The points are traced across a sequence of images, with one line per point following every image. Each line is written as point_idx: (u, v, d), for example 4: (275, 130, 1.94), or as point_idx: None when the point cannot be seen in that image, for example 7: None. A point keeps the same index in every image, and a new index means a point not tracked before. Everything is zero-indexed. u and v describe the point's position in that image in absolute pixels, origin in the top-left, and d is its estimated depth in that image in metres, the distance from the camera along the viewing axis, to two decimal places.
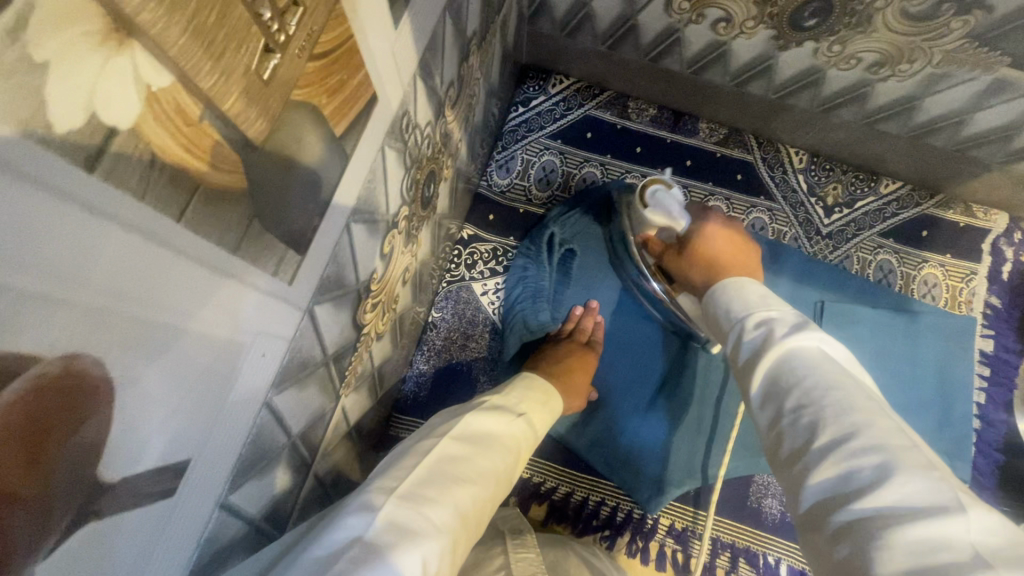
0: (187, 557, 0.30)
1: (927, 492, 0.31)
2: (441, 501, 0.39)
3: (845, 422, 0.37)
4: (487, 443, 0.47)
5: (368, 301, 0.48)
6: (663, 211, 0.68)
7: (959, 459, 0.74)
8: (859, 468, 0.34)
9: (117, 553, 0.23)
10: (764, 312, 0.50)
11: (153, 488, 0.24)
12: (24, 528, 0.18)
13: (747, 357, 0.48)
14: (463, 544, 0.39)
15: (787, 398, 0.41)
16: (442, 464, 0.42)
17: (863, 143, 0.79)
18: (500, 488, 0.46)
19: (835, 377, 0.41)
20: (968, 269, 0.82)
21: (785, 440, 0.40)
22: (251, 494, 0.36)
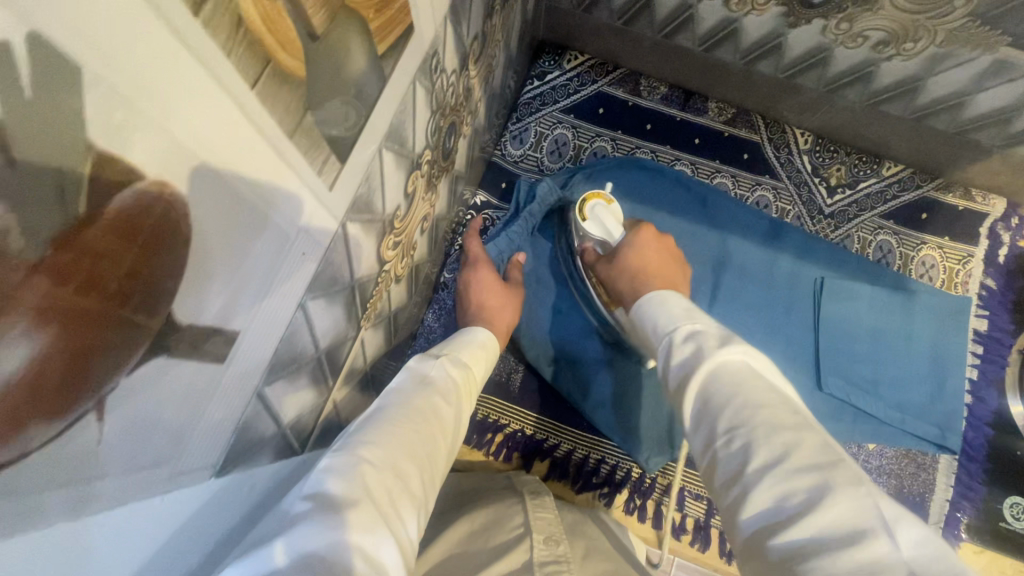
0: (226, 433, 0.33)
1: (855, 513, 0.32)
2: (384, 443, 0.40)
3: (776, 443, 0.37)
4: (431, 393, 0.50)
5: (391, 237, 0.50)
6: (602, 226, 0.70)
7: (952, 431, 0.76)
8: (790, 493, 0.34)
9: (171, 403, 0.26)
10: (690, 325, 0.51)
11: (193, 376, 0.27)
12: (112, 338, 0.20)
13: (676, 375, 0.48)
14: (414, 474, 0.40)
15: (716, 420, 0.42)
16: (375, 416, 0.44)
17: (868, 124, 0.81)
18: (447, 438, 0.48)
19: (761, 395, 0.42)
20: (965, 251, 0.84)
21: (719, 463, 0.40)
22: (282, 396, 0.39)
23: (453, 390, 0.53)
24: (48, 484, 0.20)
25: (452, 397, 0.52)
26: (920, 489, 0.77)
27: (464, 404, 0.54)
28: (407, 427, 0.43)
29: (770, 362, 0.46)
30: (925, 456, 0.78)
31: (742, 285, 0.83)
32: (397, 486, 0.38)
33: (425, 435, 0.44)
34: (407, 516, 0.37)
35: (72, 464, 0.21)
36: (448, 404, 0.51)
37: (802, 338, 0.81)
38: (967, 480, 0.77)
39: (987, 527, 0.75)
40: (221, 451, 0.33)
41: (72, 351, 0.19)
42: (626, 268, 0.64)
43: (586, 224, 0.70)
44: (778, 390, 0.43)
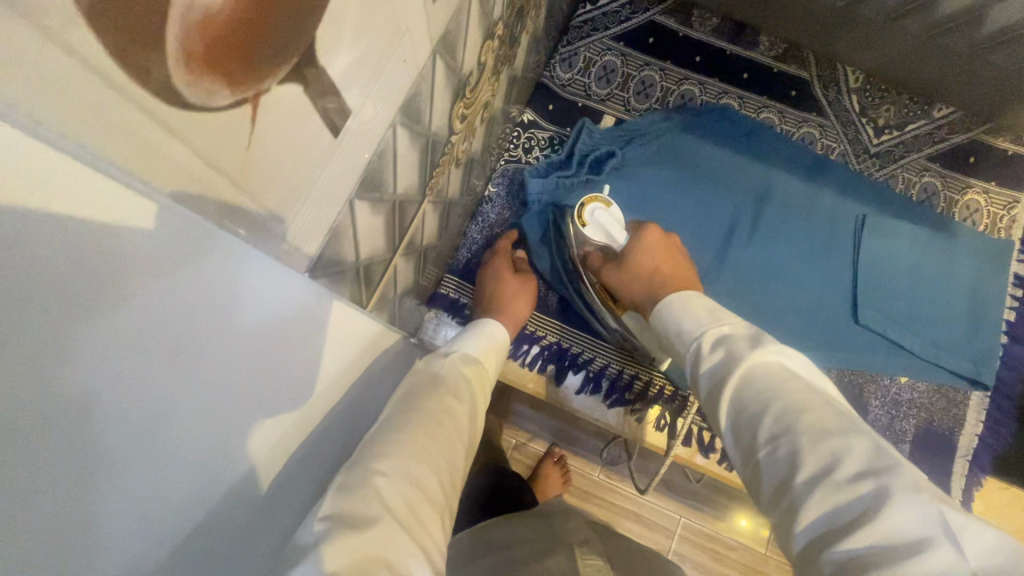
0: (325, 228, 0.34)
1: (915, 520, 0.33)
2: (401, 455, 0.42)
3: (823, 450, 0.38)
4: (451, 393, 0.51)
5: (462, 106, 0.51)
6: (601, 228, 0.71)
7: (985, 366, 0.77)
8: (845, 497, 0.35)
9: (301, 148, 0.28)
10: (718, 330, 0.51)
11: (263, 198, 0.27)
12: (278, 35, 0.21)
13: (708, 381, 0.48)
14: (431, 480, 0.43)
15: (759, 430, 0.42)
16: (389, 425, 0.45)
17: (923, 59, 0.80)
18: (464, 437, 0.49)
19: (800, 397, 0.42)
20: (1011, 197, 0.84)
21: (763, 471, 0.41)
22: (364, 222, 0.40)
23: (466, 390, 0.54)
24: (206, 150, 0.22)
25: (470, 390, 0.54)
26: (947, 424, 0.77)
27: (476, 401, 0.55)
28: (423, 431, 0.45)
29: (809, 359, 0.47)
30: (958, 393, 0.78)
31: (785, 217, 0.83)
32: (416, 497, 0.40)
33: (444, 442, 0.46)
34: (424, 523, 0.40)
35: (228, 145, 0.23)
36: (462, 402, 0.51)
37: (842, 273, 0.82)
38: (998, 416, 0.77)
39: (1013, 465, 0.76)
40: (318, 246, 0.34)
41: (247, 21, 0.20)
42: (636, 270, 0.66)
43: (586, 228, 0.70)
44: (818, 392, 0.43)
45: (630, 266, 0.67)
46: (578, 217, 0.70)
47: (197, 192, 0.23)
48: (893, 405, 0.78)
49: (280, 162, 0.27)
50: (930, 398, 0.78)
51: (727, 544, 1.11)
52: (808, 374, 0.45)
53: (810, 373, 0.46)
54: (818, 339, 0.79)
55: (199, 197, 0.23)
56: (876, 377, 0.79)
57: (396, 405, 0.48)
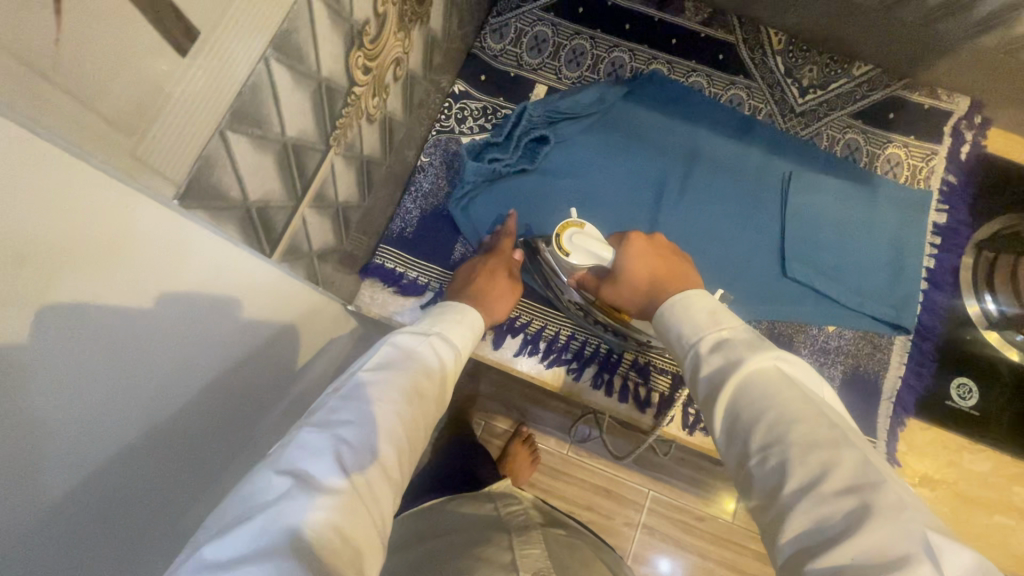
0: (195, 154, 0.35)
1: (897, 536, 0.33)
2: (369, 424, 0.45)
3: (812, 461, 0.38)
4: (425, 371, 0.53)
5: (362, 57, 0.52)
6: (586, 252, 0.68)
7: (906, 311, 0.80)
8: (830, 514, 0.35)
9: (138, 61, 0.28)
10: (716, 334, 0.50)
11: (101, 109, 0.27)
12: None
13: (705, 389, 0.48)
14: (394, 455, 0.45)
15: (751, 438, 0.42)
16: (360, 392, 0.47)
17: (837, 18, 0.83)
18: (432, 407, 0.52)
19: (795, 407, 0.42)
20: (929, 149, 0.86)
21: (753, 479, 0.41)
22: (246, 159, 0.41)
23: (443, 366, 0.55)
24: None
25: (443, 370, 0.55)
26: (873, 369, 0.79)
27: (452, 378, 0.57)
28: (397, 407, 0.47)
29: (806, 366, 0.46)
30: (883, 338, 0.80)
31: (715, 177, 0.85)
32: (374, 469, 0.42)
33: (411, 412, 0.48)
34: (380, 502, 0.42)
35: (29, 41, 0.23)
36: (435, 377, 0.54)
37: (770, 230, 0.84)
38: (919, 358, 0.80)
39: (935, 405, 0.79)
40: (185, 171, 0.35)
41: None
42: (632, 284, 0.64)
43: (570, 257, 0.68)
44: (812, 397, 0.43)
45: (628, 278, 0.65)
46: (560, 248, 0.68)
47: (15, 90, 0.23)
48: (822, 352, 0.79)
49: (110, 69, 0.27)
50: (857, 345, 0.80)
51: (694, 514, 1.11)
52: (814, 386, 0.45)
53: (811, 384, 0.45)
54: (749, 294, 0.81)
55: (25, 97, 0.24)
56: (806, 327, 0.81)
57: (373, 375, 0.49)
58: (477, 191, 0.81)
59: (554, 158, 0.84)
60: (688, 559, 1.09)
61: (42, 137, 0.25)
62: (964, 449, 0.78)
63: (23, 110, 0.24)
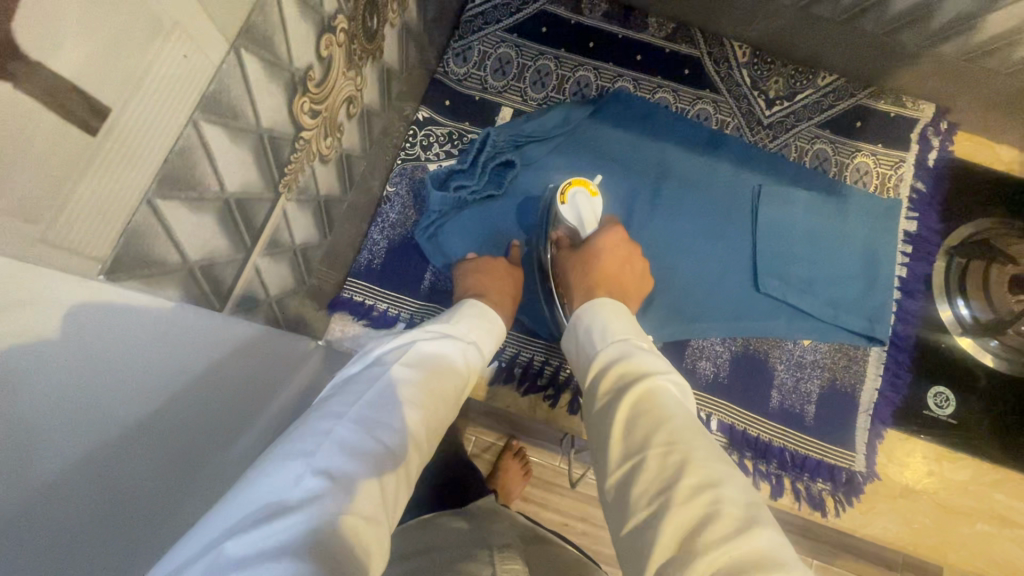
0: (118, 225, 0.34)
1: (771, 546, 0.33)
2: (401, 426, 0.42)
3: (711, 470, 0.38)
4: (450, 372, 0.50)
5: (307, 101, 0.51)
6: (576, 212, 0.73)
7: (880, 322, 0.80)
8: (719, 517, 0.35)
9: (39, 147, 0.27)
10: (637, 343, 0.51)
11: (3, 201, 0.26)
12: None
13: (617, 383, 0.47)
14: (415, 459, 0.43)
15: (653, 434, 0.41)
16: (392, 389, 0.45)
17: (800, 30, 0.83)
18: (453, 412, 0.49)
19: (694, 421, 0.42)
20: (897, 157, 0.86)
21: (643, 471, 0.39)
22: (182, 222, 0.40)
23: (468, 370, 0.53)
24: None
25: (465, 369, 0.53)
26: (849, 380, 0.79)
27: (473, 382, 0.55)
28: (426, 412, 0.45)
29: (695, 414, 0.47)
30: (857, 350, 0.80)
31: (686, 195, 0.85)
32: (399, 473, 0.40)
33: (436, 416, 0.46)
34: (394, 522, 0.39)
35: None
36: (460, 379, 0.51)
37: (742, 245, 0.83)
38: (894, 368, 0.80)
39: (912, 413, 0.79)
40: (110, 247, 0.34)
41: None
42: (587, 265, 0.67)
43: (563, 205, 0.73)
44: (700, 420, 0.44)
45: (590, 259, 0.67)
46: (561, 191, 0.74)
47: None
48: (798, 367, 0.79)
49: (12, 167, 0.26)
50: (832, 357, 0.80)
51: None
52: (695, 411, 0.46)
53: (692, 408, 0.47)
54: (722, 311, 0.81)
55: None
56: (780, 343, 0.80)
57: (401, 370, 0.46)
58: (445, 219, 0.80)
59: (524, 182, 0.83)
60: None
61: None
62: (944, 459, 0.78)
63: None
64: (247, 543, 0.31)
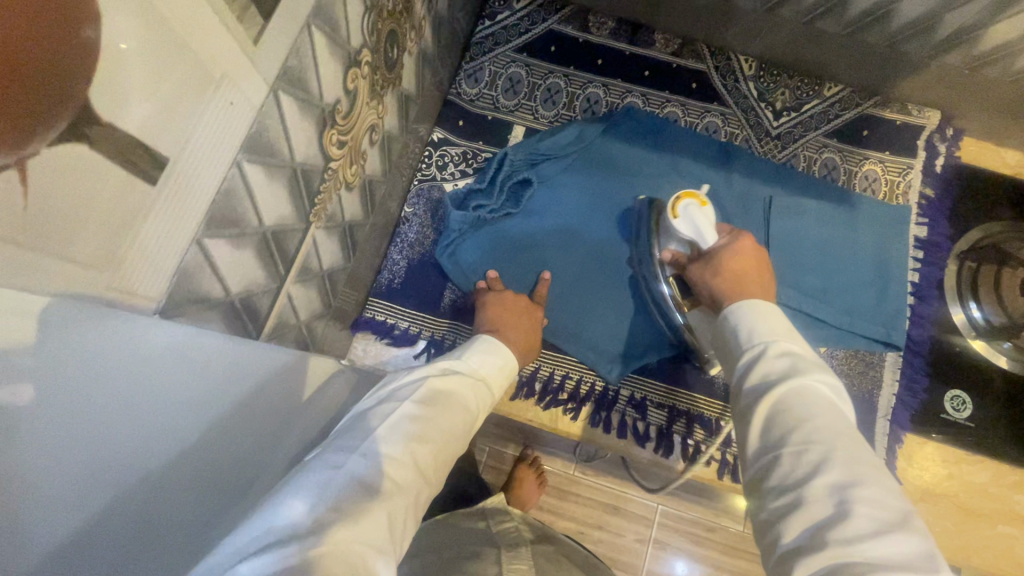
0: (171, 266, 0.35)
1: (909, 550, 0.34)
2: (407, 461, 0.42)
3: (851, 470, 0.39)
4: (457, 408, 0.50)
5: (336, 132, 0.53)
6: (694, 224, 0.71)
7: (895, 328, 0.80)
8: (852, 515, 0.36)
9: (105, 201, 0.29)
10: (785, 343, 0.49)
11: (73, 254, 0.28)
12: (39, 120, 0.23)
13: (756, 380, 0.48)
14: (422, 494, 0.42)
15: (789, 434, 0.42)
16: (403, 421, 0.45)
17: (806, 43, 0.85)
18: (459, 447, 0.49)
19: (840, 426, 0.42)
20: (905, 164, 0.88)
21: (779, 464, 0.42)
22: (225, 259, 0.41)
23: (473, 407, 0.53)
24: None
25: (471, 406, 0.53)
26: (866, 386, 0.80)
27: (479, 421, 0.54)
28: (433, 447, 0.45)
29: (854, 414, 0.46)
30: (873, 356, 0.81)
31: None
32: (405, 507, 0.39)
33: (442, 452, 0.46)
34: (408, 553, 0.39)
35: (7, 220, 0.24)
36: (466, 417, 0.51)
37: None
38: (910, 372, 0.81)
39: (929, 417, 0.80)
40: (165, 287, 0.35)
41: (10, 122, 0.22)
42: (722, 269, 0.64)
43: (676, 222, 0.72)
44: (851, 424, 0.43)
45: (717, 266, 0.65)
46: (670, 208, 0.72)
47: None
48: None
49: (79, 221, 0.27)
50: (848, 364, 0.81)
51: (707, 527, 1.10)
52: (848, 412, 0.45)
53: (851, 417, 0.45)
54: None
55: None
56: None
57: (411, 403, 0.47)
58: (463, 237, 0.82)
59: (541, 199, 0.85)
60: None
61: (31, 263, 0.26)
62: (963, 461, 0.78)
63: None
64: (258, 562, 0.30)
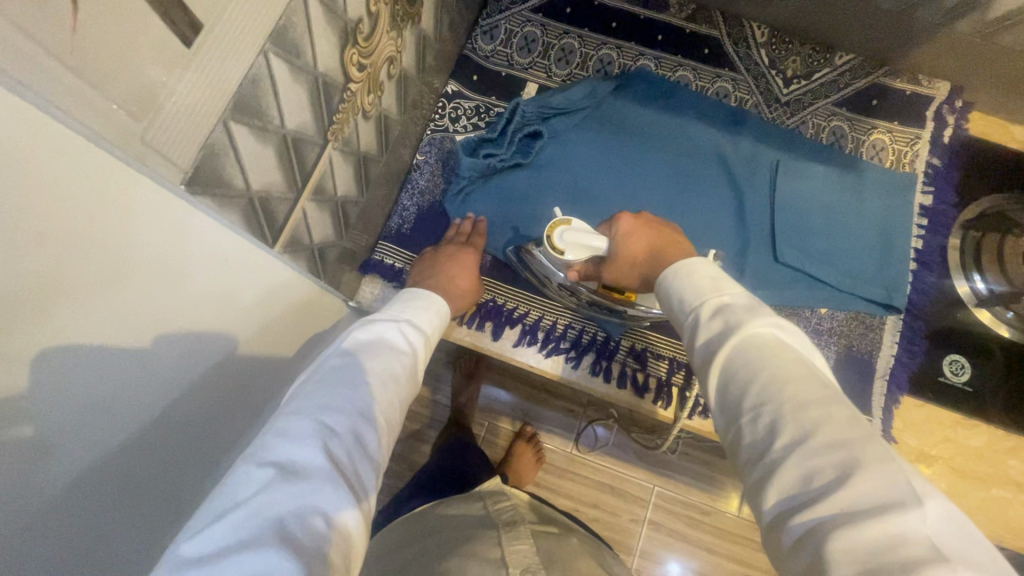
0: (198, 143, 0.37)
1: (889, 487, 0.33)
2: (346, 407, 0.45)
3: (804, 418, 0.38)
4: (391, 354, 0.52)
5: (357, 52, 0.54)
6: (583, 244, 0.68)
7: (897, 291, 0.81)
8: (819, 471, 0.35)
9: (145, 53, 0.30)
10: (718, 298, 0.48)
11: (115, 97, 0.30)
12: None
13: (702, 353, 0.47)
14: (373, 436, 0.45)
15: (742, 399, 0.42)
16: (339, 376, 0.47)
17: (818, 9, 0.86)
18: (403, 387, 0.51)
19: (789, 369, 0.41)
20: (914, 134, 0.88)
21: (742, 437, 0.41)
22: (248, 148, 0.43)
23: (410, 345, 0.55)
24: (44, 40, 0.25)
25: (404, 344, 0.55)
26: (866, 347, 0.81)
27: (422, 358, 0.57)
28: (373, 388, 0.48)
29: (803, 336, 0.46)
30: (873, 318, 0.82)
31: (706, 168, 0.87)
32: (359, 453, 0.43)
33: (380, 389, 0.48)
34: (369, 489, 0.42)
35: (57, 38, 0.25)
36: (401, 358, 0.53)
37: (761, 217, 0.85)
38: (910, 335, 0.81)
39: (928, 381, 0.80)
40: (191, 159, 0.37)
41: None
42: (631, 259, 0.64)
43: (564, 256, 0.68)
44: (807, 363, 0.42)
45: (629, 258, 0.65)
46: (552, 248, 0.69)
47: (27, 70, 0.25)
48: (815, 333, 0.81)
49: (122, 64, 0.29)
50: (849, 326, 0.81)
51: (701, 510, 1.09)
52: (803, 347, 0.45)
53: (807, 352, 0.44)
54: (735, 279, 0.83)
55: (42, 78, 0.26)
56: (798, 310, 0.82)
57: (347, 361, 0.49)
58: (473, 186, 0.83)
59: (555, 155, 0.86)
60: (698, 554, 1.07)
61: (80, 90, 0.28)
62: (959, 425, 0.79)
63: (40, 90, 0.26)
64: (211, 535, 0.34)
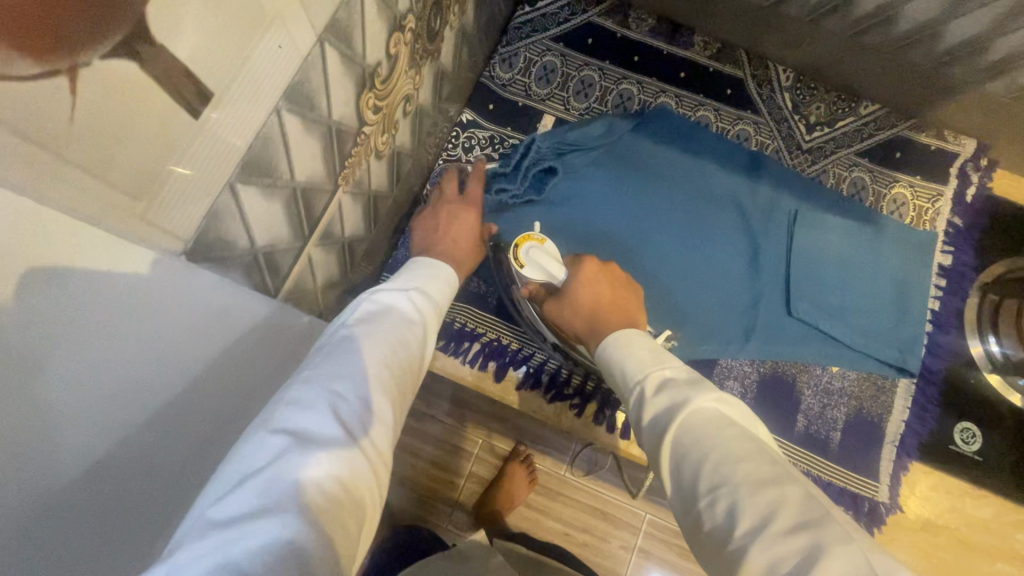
0: (202, 213, 0.35)
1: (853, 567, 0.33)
2: (355, 373, 0.41)
3: (761, 498, 0.38)
4: (399, 322, 0.48)
5: (374, 94, 0.52)
6: (542, 268, 0.70)
7: (911, 354, 0.80)
8: (780, 560, 0.35)
9: (148, 134, 0.28)
10: (659, 372, 0.50)
11: (112, 181, 0.27)
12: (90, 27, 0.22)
13: (650, 431, 0.47)
14: (386, 404, 0.41)
15: (697, 482, 0.42)
16: (347, 345, 0.43)
17: (847, 57, 0.84)
18: (413, 361, 0.47)
19: (735, 447, 0.42)
20: (936, 190, 0.86)
21: (704, 524, 0.40)
22: (255, 207, 0.40)
23: (420, 315, 0.51)
24: (39, 136, 0.23)
25: (412, 312, 0.51)
26: (876, 411, 0.79)
27: (432, 327, 0.52)
28: (383, 356, 0.44)
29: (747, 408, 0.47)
30: (886, 380, 0.80)
31: (723, 214, 0.85)
32: (373, 424, 0.39)
33: (391, 354, 0.45)
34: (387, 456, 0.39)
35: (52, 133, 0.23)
36: (410, 327, 0.49)
37: (776, 270, 0.83)
38: (922, 402, 0.80)
39: (938, 449, 0.78)
40: (193, 228, 0.34)
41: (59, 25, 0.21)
42: (577, 307, 0.66)
43: (524, 269, 0.70)
44: (754, 439, 0.43)
45: (577, 301, 0.66)
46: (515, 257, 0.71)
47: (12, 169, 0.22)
48: (825, 393, 0.79)
49: (122, 150, 0.27)
50: (860, 387, 0.79)
51: None
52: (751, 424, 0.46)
53: (749, 424, 0.46)
54: (746, 332, 0.80)
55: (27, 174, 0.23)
56: (809, 368, 0.80)
57: (353, 330, 0.45)
58: None
59: (569, 192, 0.84)
60: None
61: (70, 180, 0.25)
62: (966, 496, 0.77)
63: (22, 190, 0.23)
64: (225, 505, 0.31)
